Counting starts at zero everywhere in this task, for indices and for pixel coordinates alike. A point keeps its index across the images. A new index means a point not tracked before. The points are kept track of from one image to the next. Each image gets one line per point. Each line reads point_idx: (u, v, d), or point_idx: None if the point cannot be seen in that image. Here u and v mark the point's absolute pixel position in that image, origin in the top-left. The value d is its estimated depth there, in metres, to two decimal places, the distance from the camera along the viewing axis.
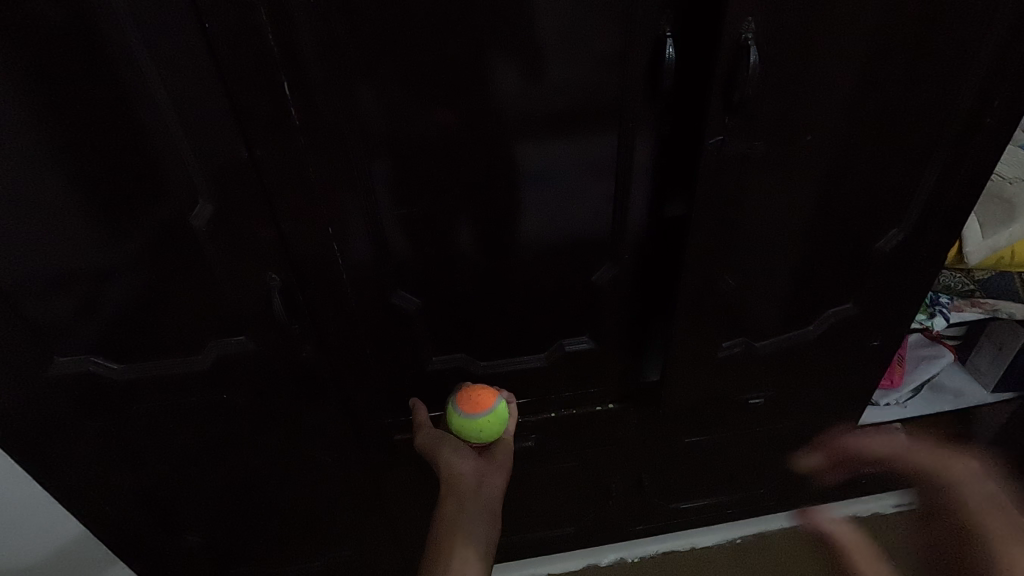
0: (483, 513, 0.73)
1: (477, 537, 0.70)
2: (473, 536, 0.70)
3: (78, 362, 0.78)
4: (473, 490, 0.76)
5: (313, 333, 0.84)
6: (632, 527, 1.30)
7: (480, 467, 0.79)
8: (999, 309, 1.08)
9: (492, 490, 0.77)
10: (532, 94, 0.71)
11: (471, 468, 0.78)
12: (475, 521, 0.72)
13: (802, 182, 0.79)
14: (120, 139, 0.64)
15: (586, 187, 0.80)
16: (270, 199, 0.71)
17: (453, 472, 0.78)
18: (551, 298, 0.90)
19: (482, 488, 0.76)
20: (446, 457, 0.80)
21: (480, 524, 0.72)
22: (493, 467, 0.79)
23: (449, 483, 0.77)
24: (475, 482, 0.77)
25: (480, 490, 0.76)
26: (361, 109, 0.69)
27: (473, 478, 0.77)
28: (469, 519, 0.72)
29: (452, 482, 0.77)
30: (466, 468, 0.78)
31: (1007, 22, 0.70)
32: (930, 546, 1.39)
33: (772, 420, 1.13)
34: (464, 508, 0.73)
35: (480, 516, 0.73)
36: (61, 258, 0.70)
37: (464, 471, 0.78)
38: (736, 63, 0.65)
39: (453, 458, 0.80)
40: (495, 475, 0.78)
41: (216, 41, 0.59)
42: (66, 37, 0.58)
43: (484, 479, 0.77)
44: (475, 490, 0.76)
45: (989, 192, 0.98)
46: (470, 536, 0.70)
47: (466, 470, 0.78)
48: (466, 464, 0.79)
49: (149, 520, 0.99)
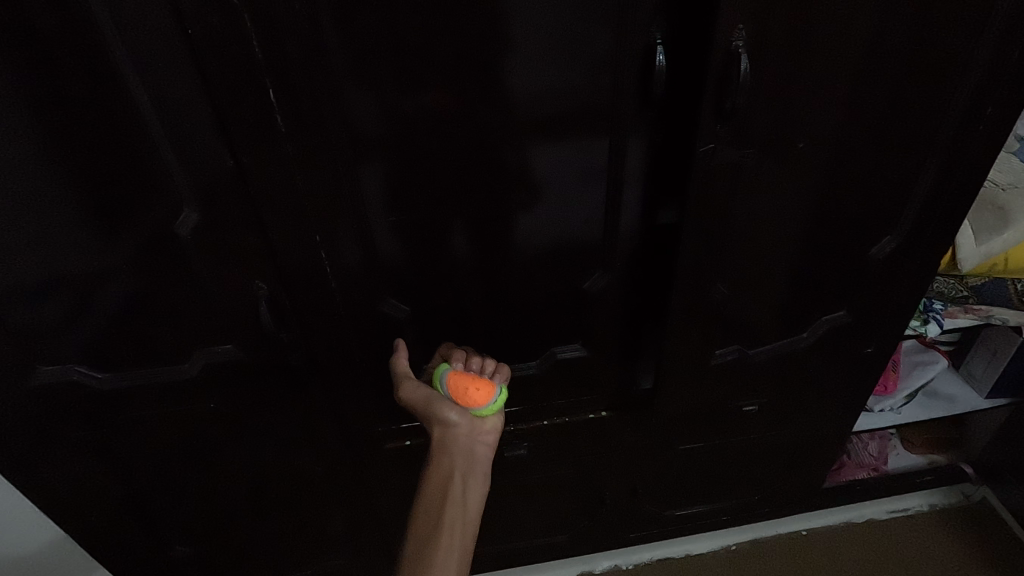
0: (473, 483, 0.77)
1: (468, 516, 0.74)
2: (463, 512, 0.74)
3: (63, 372, 0.77)
4: (466, 452, 0.77)
5: (302, 342, 0.83)
6: (627, 534, 1.29)
7: (474, 424, 0.78)
8: (993, 316, 1.08)
9: (483, 451, 0.78)
10: (522, 102, 0.70)
11: (467, 425, 0.77)
12: (465, 495, 0.75)
13: (794, 189, 0.78)
14: (106, 147, 0.63)
15: (577, 195, 0.79)
16: (257, 208, 0.70)
17: (447, 428, 0.77)
18: (543, 306, 0.89)
19: (474, 450, 0.77)
20: (447, 410, 0.77)
21: (470, 496, 0.75)
22: (486, 425, 0.79)
23: (442, 441, 0.77)
24: (469, 443, 0.77)
25: (472, 452, 0.77)
26: (349, 116, 0.68)
27: (468, 436, 0.78)
28: (461, 492, 0.75)
29: (446, 441, 0.77)
30: (461, 425, 0.77)
31: (1001, 29, 0.70)
32: (926, 552, 1.37)
33: (767, 426, 1.13)
34: (456, 475, 0.76)
35: (469, 488, 0.76)
36: (46, 267, 0.69)
37: (459, 430, 0.77)
38: (727, 71, 0.65)
39: (450, 414, 0.77)
40: (489, 432, 0.79)
41: (201, 49, 0.59)
42: (48, 44, 0.57)
43: (477, 438, 0.78)
44: (467, 453, 0.77)
45: (983, 199, 0.97)
46: (462, 513, 0.74)
47: (462, 429, 0.77)
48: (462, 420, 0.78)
49: (137, 532, 0.98)
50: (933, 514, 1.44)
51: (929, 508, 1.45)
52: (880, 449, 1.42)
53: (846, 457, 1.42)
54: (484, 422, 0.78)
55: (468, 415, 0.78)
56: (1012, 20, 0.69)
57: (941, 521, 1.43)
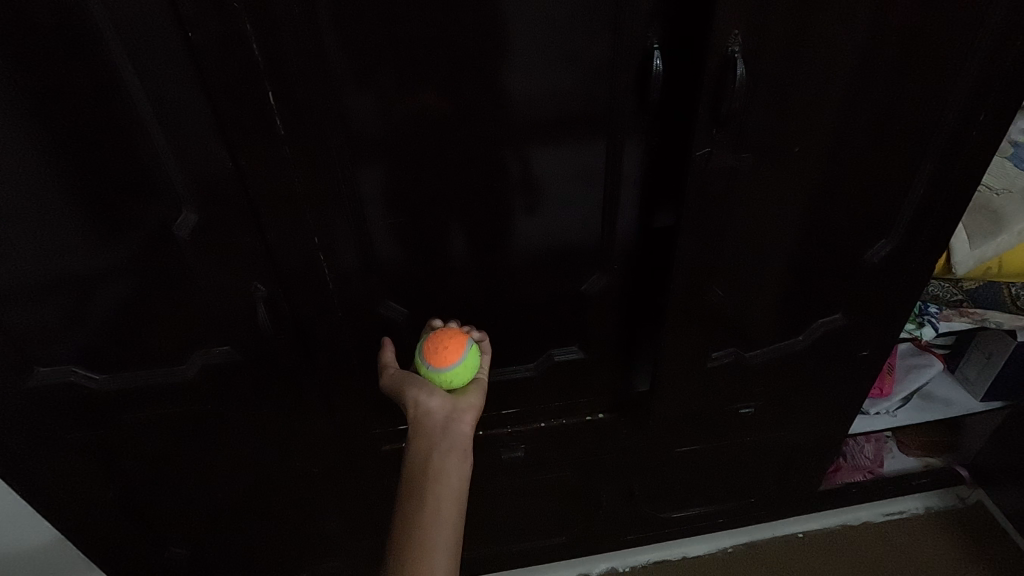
0: (454, 457, 0.69)
1: (452, 489, 0.66)
2: (445, 486, 0.66)
3: (62, 372, 0.77)
4: (443, 429, 0.71)
5: (299, 343, 0.84)
6: (623, 537, 1.29)
7: (449, 405, 0.74)
8: (987, 319, 1.08)
9: (462, 429, 0.72)
10: (519, 106, 0.71)
11: (441, 407, 0.73)
12: (446, 469, 0.68)
13: (790, 193, 0.79)
14: (107, 149, 0.64)
15: (574, 198, 0.80)
16: (255, 209, 0.70)
17: (422, 413, 0.73)
18: (540, 309, 0.90)
19: (452, 428, 0.72)
20: (420, 392, 0.75)
21: (451, 470, 0.68)
22: (463, 405, 0.75)
23: (418, 424, 0.72)
24: (445, 422, 0.72)
25: (450, 431, 0.72)
26: (348, 119, 0.68)
27: (443, 416, 0.73)
28: (441, 466, 0.68)
29: (421, 423, 0.72)
30: (435, 406, 0.73)
31: (996, 35, 0.70)
32: (923, 553, 1.38)
33: (763, 429, 1.13)
34: (434, 452, 0.69)
35: (451, 463, 0.69)
36: (47, 268, 0.69)
37: (435, 411, 0.73)
38: (723, 75, 0.65)
39: (420, 399, 0.74)
40: (466, 412, 0.74)
41: (201, 52, 0.59)
42: (47, 45, 0.57)
43: (454, 417, 0.73)
44: (444, 431, 0.71)
45: (977, 203, 0.98)
46: (446, 487, 0.66)
47: (435, 410, 0.73)
48: (436, 403, 0.74)
49: (133, 533, 0.98)
50: (930, 516, 1.45)
51: (925, 511, 1.45)
52: (876, 452, 1.42)
53: (841, 460, 1.41)
54: (461, 401, 0.74)
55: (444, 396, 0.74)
56: (1006, 26, 0.69)
57: (938, 523, 1.44)
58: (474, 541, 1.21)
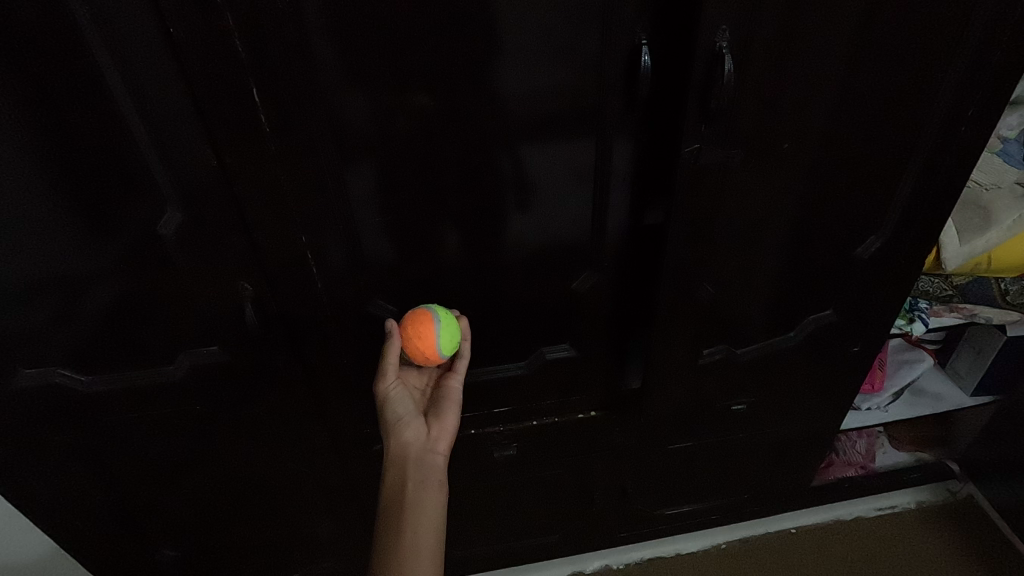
0: (430, 486, 0.71)
1: (430, 518, 0.68)
2: (423, 517, 0.68)
3: (46, 373, 0.76)
4: (417, 460, 0.73)
5: (288, 342, 0.83)
6: (617, 534, 1.29)
7: (423, 436, 0.75)
8: (978, 314, 1.10)
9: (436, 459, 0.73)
10: (507, 100, 0.70)
11: (415, 436, 0.74)
12: (422, 500, 0.69)
13: (779, 188, 0.78)
14: (92, 147, 0.63)
15: (564, 194, 0.79)
16: (239, 207, 0.70)
17: (395, 444, 0.74)
18: (529, 305, 0.89)
19: (426, 458, 0.73)
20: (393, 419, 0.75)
21: (427, 502, 0.69)
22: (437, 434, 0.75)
23: (392, 456, 0.73)
24: (419, 453, 0.73)
25: (425, 462, 0.73)
26: (338, 114, 0.68)
27: (418, 448, 0.74)
28: (416, 499, 0.69)
29: (395, 455, 0.73)
30: (410, 435, 0.74)
31: (985, 29, 0.70)
32: (914, 548, 1.38)
33: (754, 425, 1.13)
34: (409, 484, 0.71)
35: (426, 491, 0.70)
36: (32, 267, 0.68)
37: (406, 441, 0.74)
38: (711, 73, 0.65)
39: (396, 428, 0.75)
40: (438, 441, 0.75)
41: (183, 47, 0.58)
42: (33, 44, 0.57)
43: (428, 448, 0.74)
44: (419, 461, 0.73)
45: (966, 199, 0.98)
46: (422, 516, 0.68)
47: (410, 439, 0.74)
48: (410, 434, 0.74)
49: (123, 533, 0.97)
50: (922, 511, 1.45)
51: (917, 506, 1.46)
52: (868, 448, 1.43)
53: (834, 456, 1.42)
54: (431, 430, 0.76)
55: (417, 425, 0.75)
56: (995, 22, 0.69)
57: (928, 519, 1.44)
58: (467, 539, 1.20)
